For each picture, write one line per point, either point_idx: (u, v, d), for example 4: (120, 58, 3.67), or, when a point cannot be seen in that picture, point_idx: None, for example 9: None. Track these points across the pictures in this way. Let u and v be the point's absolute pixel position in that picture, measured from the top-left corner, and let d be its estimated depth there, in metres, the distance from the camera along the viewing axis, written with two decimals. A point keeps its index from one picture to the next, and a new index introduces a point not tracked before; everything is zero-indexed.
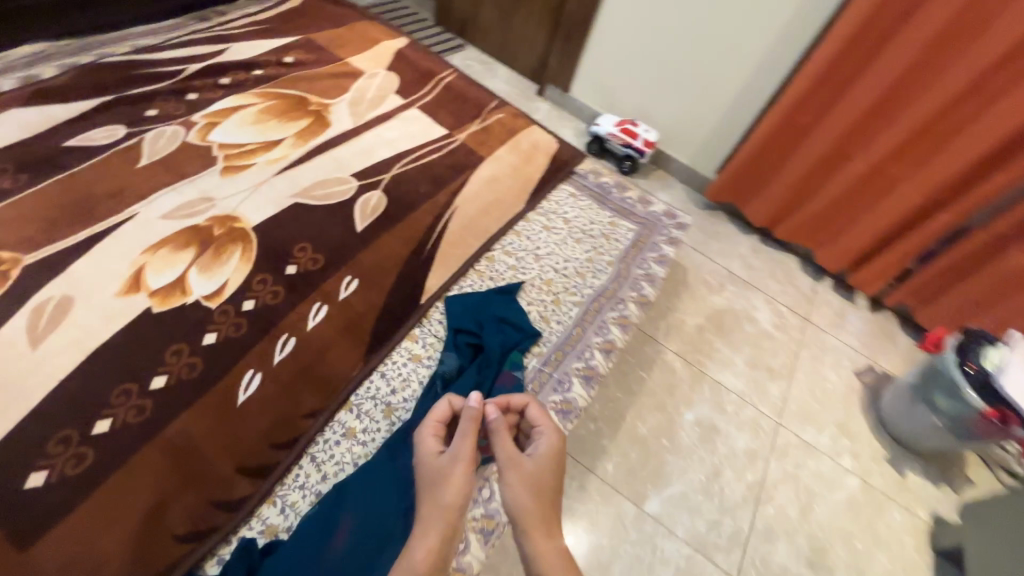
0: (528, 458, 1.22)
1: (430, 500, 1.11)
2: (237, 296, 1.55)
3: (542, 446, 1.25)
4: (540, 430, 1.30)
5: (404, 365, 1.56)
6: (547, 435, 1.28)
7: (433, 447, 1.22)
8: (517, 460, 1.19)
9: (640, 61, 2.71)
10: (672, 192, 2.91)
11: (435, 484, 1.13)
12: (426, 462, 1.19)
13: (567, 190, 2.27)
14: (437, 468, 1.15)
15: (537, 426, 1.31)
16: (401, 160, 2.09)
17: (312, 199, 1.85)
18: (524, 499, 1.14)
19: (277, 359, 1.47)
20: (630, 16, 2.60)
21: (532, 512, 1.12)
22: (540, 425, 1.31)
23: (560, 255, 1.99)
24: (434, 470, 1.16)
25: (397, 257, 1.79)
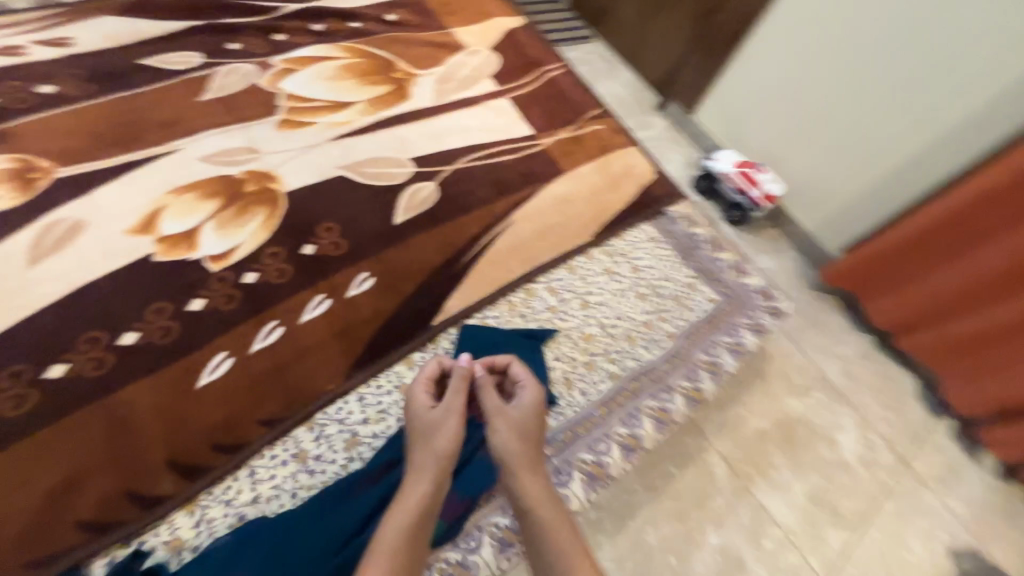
0: (515, 414, 1.21)
1: (424, 452, 1.15)
2: (243, 264, 1.42)
3: (526, 402, 1.23)
4: (522, 387, 1.26)
5: (387, 394, 1.35)
6: (532, 389, 1.26)
7: (422, 401, 1.22)
8: (506, 417, 1.21)
9: (790, 97, 2.23)
10: (781, 261, 2.42)
11: (428, 438, 1.17)
12: (416, 415, 1.20)
13: (650, 232, 1.90)
14: (430, 422, 1.18)
15: (520, 381, 1.27)
16: (471, 154, 1.86)
17: (360, 175, 1.68)
18: (514, 450, 1.17)
19: (254, 347, 1.31)
20: (794, 39, 2.12)
21: (522, 461, 1.17)
22: (523, 381, 1.27)
23: (613, 309, 1.67)
24: (426, 423, 1.19)
25: (425, 263, 1.58)
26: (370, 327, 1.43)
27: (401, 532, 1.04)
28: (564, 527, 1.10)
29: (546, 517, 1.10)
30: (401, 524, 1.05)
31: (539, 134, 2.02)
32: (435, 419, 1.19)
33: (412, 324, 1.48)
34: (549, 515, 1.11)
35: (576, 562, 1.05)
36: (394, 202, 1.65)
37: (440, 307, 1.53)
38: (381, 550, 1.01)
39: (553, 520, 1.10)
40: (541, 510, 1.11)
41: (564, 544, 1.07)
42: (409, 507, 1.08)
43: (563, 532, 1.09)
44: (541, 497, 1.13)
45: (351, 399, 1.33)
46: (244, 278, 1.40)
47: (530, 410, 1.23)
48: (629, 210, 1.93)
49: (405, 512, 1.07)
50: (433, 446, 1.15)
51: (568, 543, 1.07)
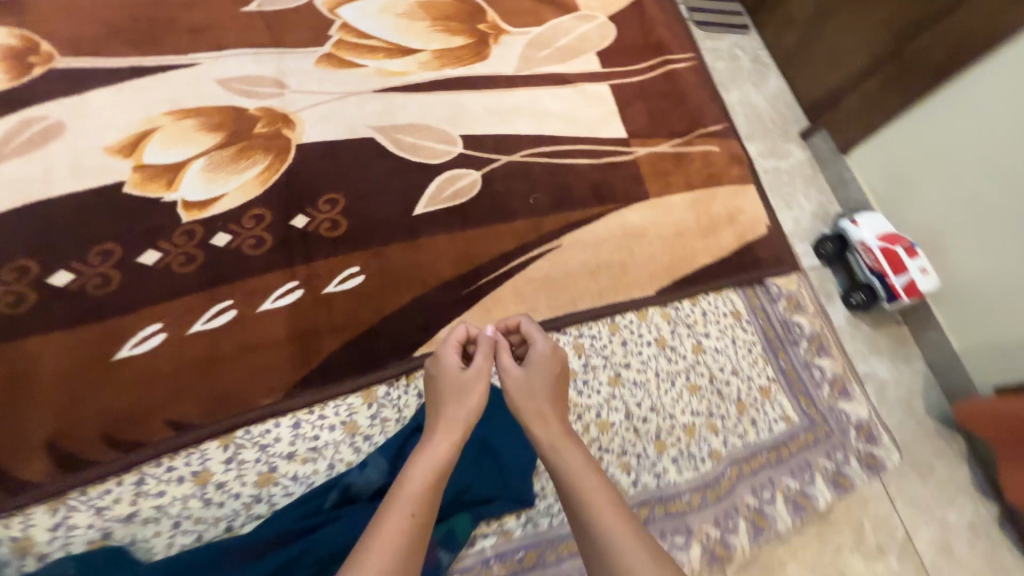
0: (542, 375, 0.98)
1: (443, 411, 0.91)
2: (219, 221, 1.19)
3: (547, 357, 1.00)
4: (544, 341, 1.02)
5: (327, 429, 1.09)
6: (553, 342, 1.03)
7: (449, 358, 0.97)
8: (532, 380, 0.96)
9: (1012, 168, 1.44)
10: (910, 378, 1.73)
11: (450, 400, 0.92)
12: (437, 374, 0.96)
13: (735, 304, 1.45)
14: (451, 377, 0.95)
15: (540, 337, 1.03)
16: (537, 147, 1.48)
17: (393, 144, 1.37)
18: (542, 412, 0.92)
19: (195, 328, 1.08)
20: None
21: (551, 425, 0.91)
22: (539, 335, 1.03)
23: (650, 396, 1.29)
24: (452, 382, 0.94)
25: (432, 273, 1.26)
26: (336, 339, 1.15)
27: (415, 498, 0.78)
28: (604, 487, 0.82)
29: (580, 478, 0.83)
30: (411, 488, 0.79)
31: (633, 140, 1.58)
32: (456, 375, 0.95)
33: (388, 348, 1.18)
34: (585, 476, 0.83)
35: (629, 528, 0.77)
36: (421, 187, 1.34)
37: (431, 333, 1.21)
38: (386, 515, 0.76)
39: (589, 477, 0.83)
40: (573, 469, 0.85)
41: (607, 504, 0.79)
42: (425, 470, 0.82)
43: (604, 494, 0.81)
44: (574, 458, 0.86)
45: (284, 425, 1.07)
46: (213, 239, 1.17)
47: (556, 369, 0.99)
48: (716, 268, 1.48)
49: (420, 474, 0.81)
50: (453, 408, 0.91)
51: (614, 505, 0.80)
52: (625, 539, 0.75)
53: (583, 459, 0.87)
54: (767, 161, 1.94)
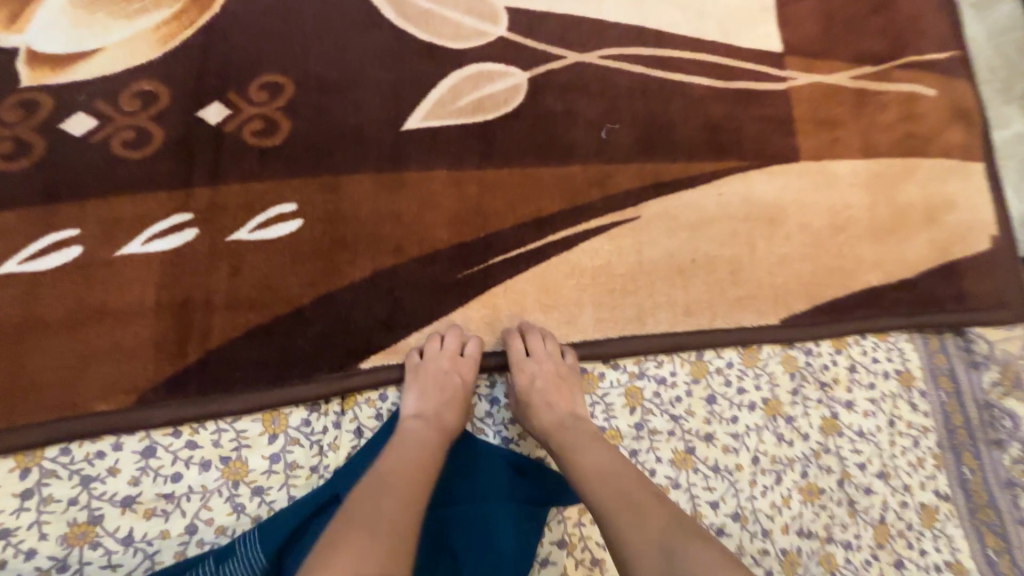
0: (530, 396, 0.72)
1: (445, 412, 0.68)
2: (82, 94, 0.73)
3: (545, 379, 0.72)
4: (543, 364, 0.73)
5: (194, 468, 0.67)
6: (553, 370, 0.73)
7: (463, 371, 0.72)
8: (536, 398, 0.71)
9: None
10: None
11: (447, 406, 0.69)
12: (429, 381, 0.70)
13: (905, 361, 0.88)
14: (452, 383, 0.70)
15: (538, 357, 0.74)
16: (629, 45, 0.89)
17: (391, 6, 0.82)
18: (546, 410, 0.71)
19: (8, 268, 0.67)
20: None
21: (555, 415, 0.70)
22: (545, 356, 0.74)
23: (735, 496, 0.78)
24: (459, 393, 0.71)
25: (414, 234, 0.76)
26: (237, 320, 0.70)
27: (416, 473, 0.60)
28: (617, 464, 0.64)
29: (579, 450, 0.66)
30: (411, 464, 0.61)
31: (790, 59, 0.95)
32: (464, 382, 0.71)
33: (317, 350, 0.71)
34: (584, 448, 0.66)
35: (639, 499, 0.59)
36: (425, 85, 0.81)
37: (395, 333, 0.74)
38: (382, 477, 0.58)
39: (590, 448, 0.66)
40: (572, 443, 0.67)
41: (610, 474, 0.62)
42: (423, 450, 0.63)
43: (610, 467, 0.63)
44: (578, 435, 0.68)
45: (127, 450, 0.66)
46: (67, 122, 0.72)
47: (551, 399, 0.71)
48: (886, 295, 0.89)
49: (418, 449, 0.63)
50: (455, 416, 0.69)
51: (621, 476, 0.62)
52: (635, 516, 0.57)
53: (591, 435, 0.69)
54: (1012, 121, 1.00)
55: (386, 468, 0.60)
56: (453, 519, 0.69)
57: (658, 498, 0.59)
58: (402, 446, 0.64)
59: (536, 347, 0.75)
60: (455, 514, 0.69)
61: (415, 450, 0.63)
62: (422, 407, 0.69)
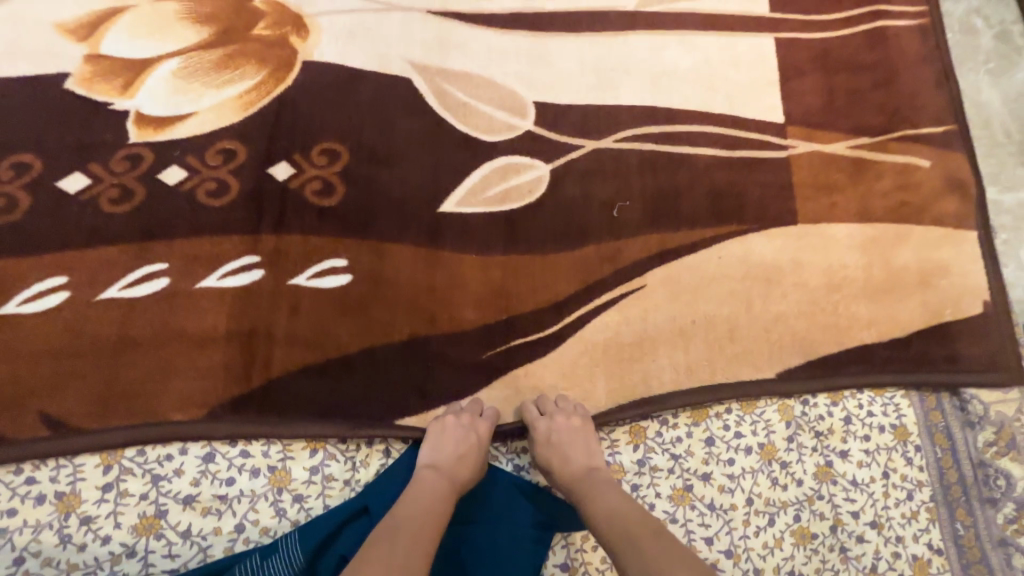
0: (549, 452, 0.79)
1: (458, 466, 0.75)
2: (176, 149, 0.87)
3: (560, 434, 0.79)
4: (557, 420, 0.81)
5: (245, 473, 0.77)
6: (566, 422, 0.81)
7: (481, 428, 0.79)
8: (555, 453, 0.79)
9: None
10: None
11: (461, 457, 0.76)
12: (448, 436, 0.77)
13: (900, 416, 0.93)
14: (469, 439, 0.78)
15: (550, 414, 0.82)
16: (642, 123, 1.02)
17: (437, 104, 0.96)
18: (566, 463, 0.78)
19: (108, 294, 0.80)
20: None
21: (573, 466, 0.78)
22: (560, 412, 0.82)
23: (729, 534, 0.84)
24: (474, 448, 0.77)
25: (446, 310, 0.87)
26: (292, 354, 0.81)
27: (429, 516, 0.67)
28: (624, 504, 0.70)
29: (595, 492, 0.74)
30: (424, 508, 0.68)
31: (792, 129, 1.06)
32: (479, 439, 0.78)
33: (359, 389, 0.81)
34: (596, 493, 0.73)
35: (640, 532, 0.65)
36: (460, 173, 0.93)
37: (427, 403, 0.83)
38: (399, 518, 0.66)
39: (605, 491, 0.73)
40: (589, 488, 0.75)
41: (617, 511, 0.69)
42: (437, 496, 0.71)
43: (617, 507, 0.70)
44: (592, 483, 0.75)
45: (191, 454, 0.77)
46: (162, 173, 0.85)
47: (566, 451, 0.78)
48: (879, 353, 0.95)
49: (433, 496, 0.70)
50: (467, 471, 0.76)
51: (626, 513, 0.69)
52: (635, 548, 0.63)
53: (604, 482, 0.75)
54: (1006, 195, 1.07)
55: (402, 509, 0.68)
56: (461, 546, 0.76)
57: (658, 533, 0.65)
58: (418, 491, 0.71)
59: (548, 407, 0.83)
60: (463, 542, 0.76)
61: (430, 497, 0.70)
62: (438, 460, 0.76)
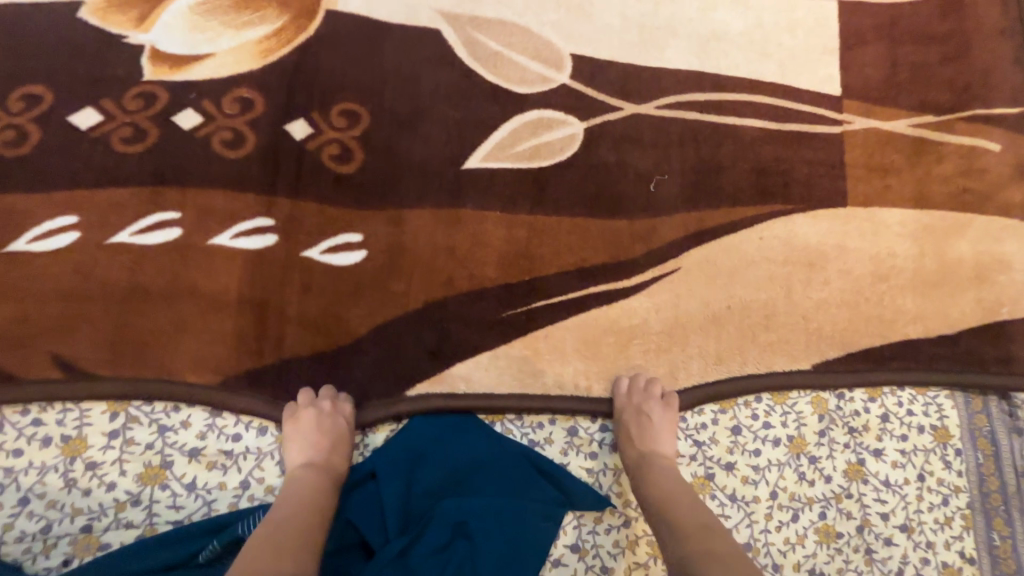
0: (625, 432, 0.77)
1: (329, 459, 0.71)
2: (192, 90, 0.82)
3: (640, 418, 0.77)
4: (648, 404, 0.79)
5: (253, 431, 0.75)
6: (650, 408, 0.78)
7: (342, 413, 0.74)
8: (632, 431, 0.77)
9: None
10: None
11: (331, 449, 0.71)
12: (309, 426, 0.72)
13: (942, 417, 0.87)
14: (340, 430, 0.73)
15: (642, 396, 0.79)
16: (686, 88, 0.95)
17: (467, 51, 0.90)
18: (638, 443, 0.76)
19: (118, 238, 0.77)
20: None
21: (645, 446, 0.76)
22: (646, 399, 0.79)
23: (749, 527, 0.80)
24: (344, 438, 0.73)
25: (465, 271, 0.83)
26: (304, 338, 0.78)
27: (294, 541, 0.60)
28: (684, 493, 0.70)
29: (653, 478, 0.73)
30: (300, 511, 0.64)
31: (849, 101, 0.98)
32: (343, 427, 0.73)
33: (373, 361, 0.78)
34: (659, 477, 0.72)
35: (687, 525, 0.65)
36: (487, 127, 0.88)
37: (439, 362, 0.79)
38: (272, 532, 0.61)
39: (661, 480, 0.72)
40: (652, 472, 0.73)
41: (675, 499, 0.69)
42: (316, 498, 0.67)
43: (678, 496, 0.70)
44: (658, 467, 0.74)
45: (199, 407, 0.75)
46: (177, 115, 0.81)
47: (646, 431, 0.76)
48: (923, 349, 0.89)
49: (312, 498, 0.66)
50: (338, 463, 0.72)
51: (685, 504, 0.68)
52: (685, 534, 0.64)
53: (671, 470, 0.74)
54: None
55: (280, 510, 0.65)
56: (452, 509, 0.71)
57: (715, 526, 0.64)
58: (292, 496, 0.66)
59: (640, 389, 0.80)
60: (454, 505, 0.71)
61: (293, 509, 0.64)
62: (311, 455, 0.70)
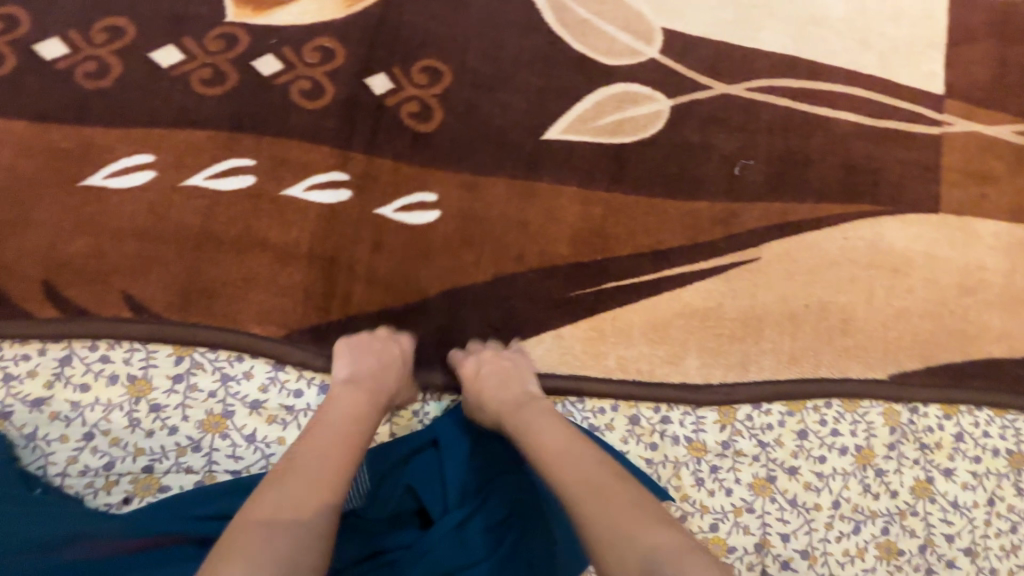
0: (479, 390, 0.70)
1: (377, 376, 0.68)
2: (274, 36, 0.80)
3: (491, 375, 0.71)
4: (492, 358, 0.73)
5: (313, 389, 0.74)
6: (495, 360, 0.73)
7: (399, 341, 0.73)
8: (486, 389, 0.70)
9: None
10: None
11: (382, 368, 0.69)
12: (366, 345, 0.71)
13: (1019, 442, 0.83)
14: (392, 351, 0.71)
15: (482, 354, 0.73)
16: (779, 72, 0.89)
17: (554, 15, 0.86)
18: (502, 394, 0.69)
19: (193, 181, 0.76)
20: None
21: (511, 397, 0.69)
22: (488, 355, 0.73)
23: (808, 534, 0.77)
24: (396, 360, 0.71)
25: (537, 245, 0.80)
26: (372, 295, 0.76)
27: (312, 492, 0.52)
28: (579, 441, 0.61)
29: (532, 426, 0.64)
30: (324, 447, 0.57)
31: (952, 101, 0.92)
32: (398, 351, 0.72)
33: (438, 328, 0.77)
34: (547, 429, 0.63)
35: (598, 480, 0.55)
36: (570, 97, 0.84)
37: (505, 338, 0.77)
38: (284, 480, 0.53)
39: (554, 435, 0.62)
40: (535, 426, 0.64)
41: (567, 452, 0.59)
42: (355, 421, 0.62)
43: (573, 446, 0.60)
44: (539, 417, 0.65)
45: (261, 360, 0.74)
46: (257, 60, 0.79)
47: (501, 385, 0.70)
48: (1006, 370, 0.84)
49: (338, 433, 0.60)
50: (387, 383, 0.68)
51: (582, 455, 0.59)
52: (594, 497, 0.53)
53: (553, 419, 0.65)
54: None
55: (297, 452, 0.57)
56: (512, 485, 0.69)
57: (623, 480, 0.56)
58: (330, 415, 0.62)
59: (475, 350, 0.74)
60: (513, 482, 0.70)
61: (318, 450, 0.57)
62: (357, 370, 0.68)
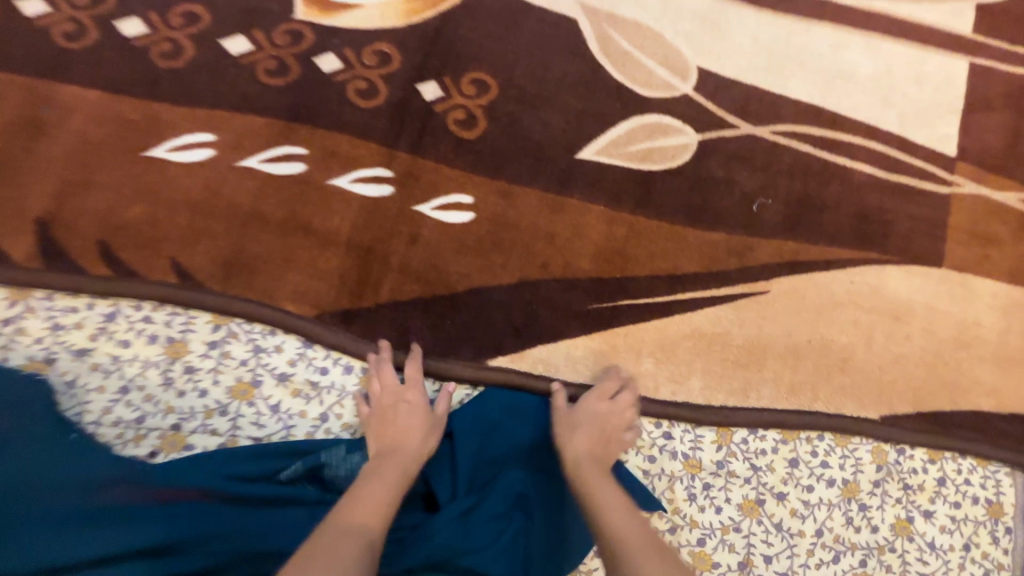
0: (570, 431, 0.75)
1: (402, 437, 0.70)
2: (337, 36, 0.86)
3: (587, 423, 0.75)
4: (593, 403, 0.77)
5: (337, 368, 0.78)
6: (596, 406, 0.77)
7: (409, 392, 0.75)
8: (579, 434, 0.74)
9: None
10: None
11: (404, 428, 0.71)
12: (382, 406, 0.73)
13: (998, 493, 0.87)
14: (407, 407, 0.73)
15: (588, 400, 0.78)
16: (804, 120, 0.95)
17: (598, 44, 0.92)
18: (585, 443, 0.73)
19: (247, 162, 0.81)
20: None
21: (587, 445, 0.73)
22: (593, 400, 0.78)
23: (789, 558, 0.81)
24: (415, 414, 0.72)
25: (561, 257, 0.85)
26: (402, 287, 0.81)
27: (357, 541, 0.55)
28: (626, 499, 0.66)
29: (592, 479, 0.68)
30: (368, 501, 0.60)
31: (963, 163, 0.97)
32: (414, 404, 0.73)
33: (460, 325, 0.81)
34: (601, 483, 0.67)
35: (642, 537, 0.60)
36: (606, 122, 0.89)
37: (522, 342, 0.82)
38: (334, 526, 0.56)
39: (603, 486, 0.67)
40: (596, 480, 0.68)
41: (618, 507, 0.64)
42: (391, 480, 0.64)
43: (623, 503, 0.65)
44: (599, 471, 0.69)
45: (292, 337, 0.78)
46: (319, 57, 0.85)
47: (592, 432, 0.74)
48: (993, 423, 0.89)
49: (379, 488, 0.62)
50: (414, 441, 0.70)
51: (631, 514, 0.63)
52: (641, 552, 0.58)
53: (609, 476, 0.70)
54: None
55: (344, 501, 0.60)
56: (518, 480, 0.73)
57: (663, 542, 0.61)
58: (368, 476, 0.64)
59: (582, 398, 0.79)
60: (519, 477, 0.74)
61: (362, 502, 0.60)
62: (384, 435, 0.71)
